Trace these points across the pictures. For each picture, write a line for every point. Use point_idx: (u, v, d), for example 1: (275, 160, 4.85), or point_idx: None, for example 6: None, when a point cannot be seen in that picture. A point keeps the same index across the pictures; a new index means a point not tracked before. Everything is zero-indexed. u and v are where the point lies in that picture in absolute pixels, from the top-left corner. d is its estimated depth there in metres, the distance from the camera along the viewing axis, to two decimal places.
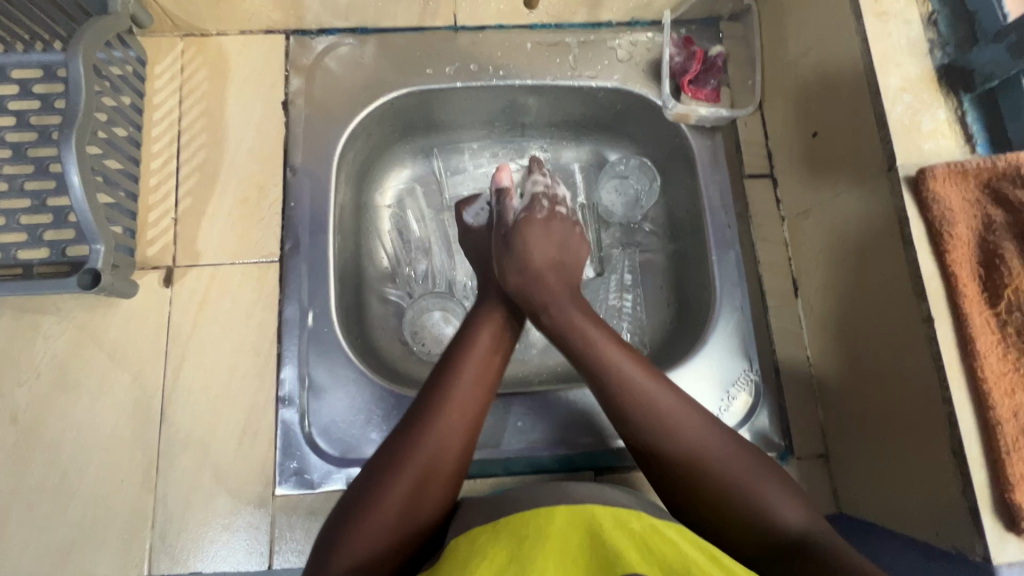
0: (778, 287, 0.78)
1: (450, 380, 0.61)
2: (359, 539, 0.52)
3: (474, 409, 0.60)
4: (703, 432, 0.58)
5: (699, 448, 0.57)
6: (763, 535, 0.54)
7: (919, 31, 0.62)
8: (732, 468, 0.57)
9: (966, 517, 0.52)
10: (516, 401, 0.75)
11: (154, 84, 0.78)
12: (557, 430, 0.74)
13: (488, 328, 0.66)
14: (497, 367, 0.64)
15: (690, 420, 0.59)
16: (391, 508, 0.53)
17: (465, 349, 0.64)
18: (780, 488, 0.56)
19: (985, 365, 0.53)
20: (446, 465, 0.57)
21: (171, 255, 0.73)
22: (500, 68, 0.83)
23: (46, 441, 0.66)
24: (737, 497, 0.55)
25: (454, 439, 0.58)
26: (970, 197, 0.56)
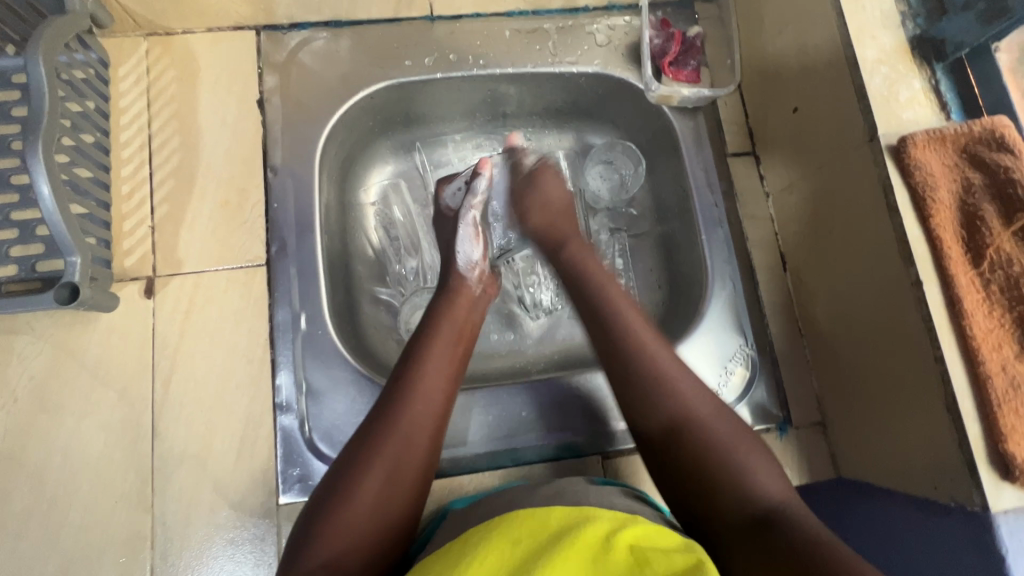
0: (767, 262, 0.80)
1: (416, 369, 0.60)
2: (334, 536, 0.50)
3: (441, 396, 0.60)
4: (710, 411, 0.57)
5: (694, 413, 0.57)
6: (742, 506, 0.51)
7: (890, 5, 0.64)
8: (727, 444, 0.55)
9: (963, 470, 0.55)
10: (515, 391, 0.75)
11: (118, 87, 0.74)
12: (563, 417, 0.75)
13: (448, 320, 0.67)
14: (460, 357, 0.65)
15: (690, 387, 0.58)
16: (365, 501, 0.52)
17: (429, 338, 0.64)
18: (770, 474, 0.54)
19: (973, 323, 0.55)
20: (419, 450, 0.56)
21: (150, 265, 0.70)
22: (480, 57, 0.82)
23: (29, 468, 0.63)
24: (724, 480, 0.53)
25: (425, 427, 0.57)
26: (949, 162, 0.58)
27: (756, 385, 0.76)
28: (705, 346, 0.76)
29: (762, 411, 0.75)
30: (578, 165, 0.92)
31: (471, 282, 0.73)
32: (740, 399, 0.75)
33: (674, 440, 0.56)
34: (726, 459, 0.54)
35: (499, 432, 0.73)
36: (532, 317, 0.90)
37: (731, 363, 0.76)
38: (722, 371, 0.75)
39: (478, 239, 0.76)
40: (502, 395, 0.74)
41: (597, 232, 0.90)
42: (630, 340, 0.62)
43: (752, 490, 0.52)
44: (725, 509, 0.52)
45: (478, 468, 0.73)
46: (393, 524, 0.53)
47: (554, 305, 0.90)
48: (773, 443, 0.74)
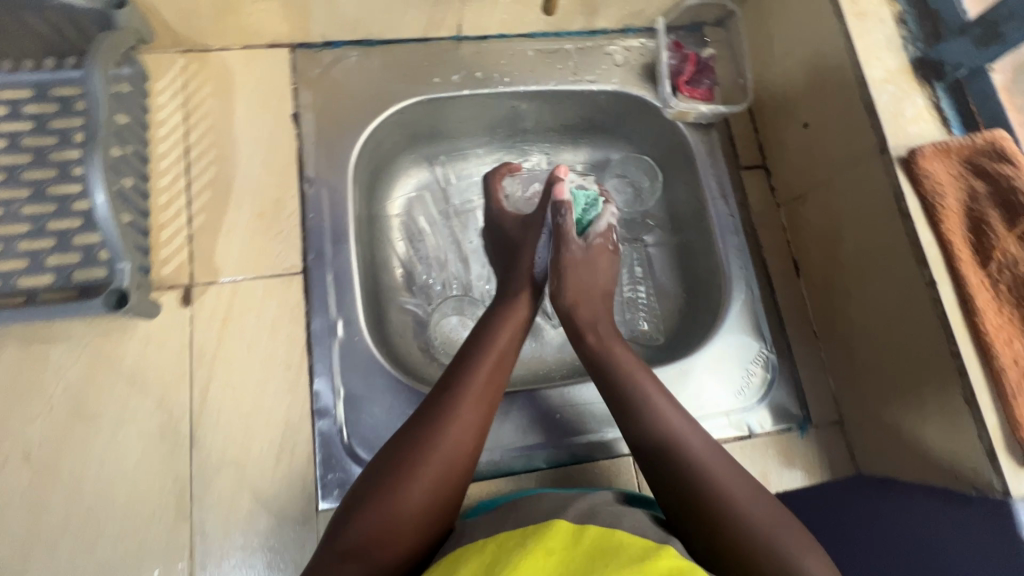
0: (782, 269, 0.84)
1: (468, 377, 0.62)
2: (376, 532, 0.52)
3: (487, 400, 0.62)
4: (750, 502, 0.55)
5: (733, 495, 0.55)
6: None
7: (893, 29, 0.70)
8: (767, 526, 0.53)
9: (984, 458, 0.58)
10: (514, 401, 0.75)
11: (157, 100, 0.76)
12: (584, 421, 0.76)
13: (505, 331, 0.68)
14: (509, 370, 0.66)
15: (728, 471, 0.57)
16: (412, 497, 0.54)
17: (481, 349, 0.65)
18: (811, 551, 0.52)
19: (985, 319, 0.59)
20: (462, 460, 0.58)
21: (187, 273, 0.71)
22: (505, 76, 0.86)
23: (64, 478, 0.62)
24: (767, 559, 0.51)
25: (471, 432, 0.59)
26: (955, 172, 0.63)
27: (776, 386, 0.78)
28: (725, 349, 0.79)
29: (783, 411, 0.78)
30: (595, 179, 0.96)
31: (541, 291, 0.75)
32: (760, 401, 0.77)
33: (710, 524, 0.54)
34: (763, 538, 0.52)
35: (515, 440, 0.74)
36: (552, 325, 0.92)
37: (752, 364, 0.79)
38: (744, 373, 0.78)
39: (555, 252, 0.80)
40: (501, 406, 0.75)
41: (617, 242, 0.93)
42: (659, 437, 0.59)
43: (796, 571, 0.50)
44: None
45: (512, 471, 0.73)
46: (433, 524, 0.55)
47: None
48: (795, 442, 0.77)
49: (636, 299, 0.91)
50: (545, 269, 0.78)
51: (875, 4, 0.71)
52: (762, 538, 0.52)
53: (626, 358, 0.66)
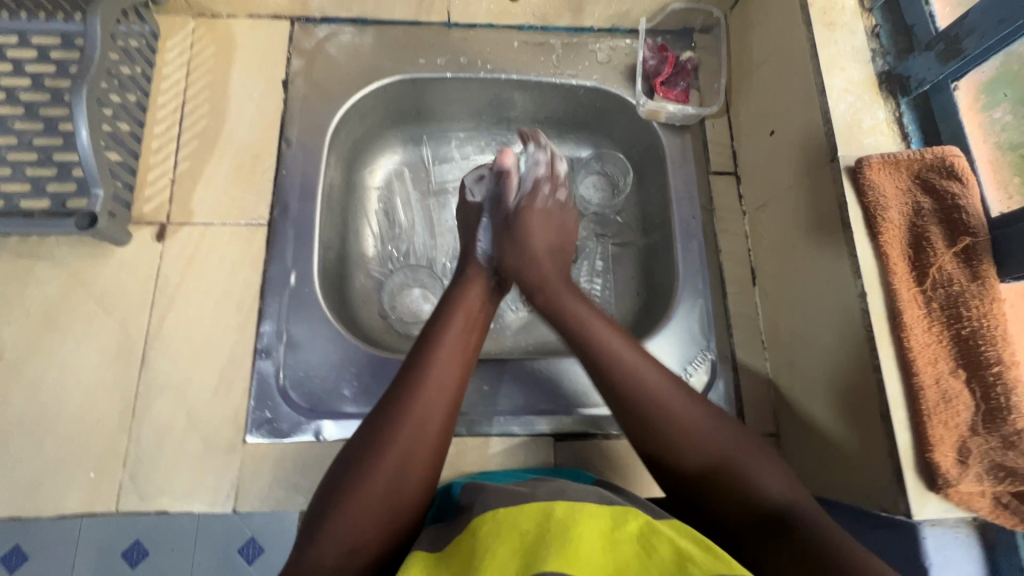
0: (739, 276, 0.83)
1: (430, 356, 0.63)
2: (346, 530, 0.52)
3: (452, 384, 0.62)
4: (700, 421, 0.59)
5: (695, 424, 0.59)
6: (746, 502, 0.55)
7: (862, 41, 0.69)
8: (733, 450, 0.58)
9: (891, 477, 0.56)
10: (493, 369, 0.78)
11: (164, 57, 0.84)
12: (577, 396, 0.77)
13: (462, 310, 0.69)
14: (473, 343, 0.68)
15: (694, 408, 0.60)
16: (378, 489, 0.54)
17: (440, 328, 0.67)
18: (773, 470, 0.57)
19: (912, 336, 0.57)
20: (431, 433, 0.59)
21: (165, 213, 0.77)
22: (488, 63, 0.90)
23: (29, 378, 0.69)
24: (736, 480, 0.56)
25: (437, 408, 0.60)
26: (902, 186, 0.62)
27: (714, 390, 0.78)
28: (664, 348, 0.79)
29: None
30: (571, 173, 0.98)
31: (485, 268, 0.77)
32: None
33: (687, 456, 0.58)
34: (729, 463, 0.57)
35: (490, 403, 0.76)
36: (513, 310, 0.93)
37: (691, 365, 0.79)
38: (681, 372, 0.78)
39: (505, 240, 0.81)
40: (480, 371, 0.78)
41: (584, 236, 0.95)
42: (622, 372, 0.62)
43: (755, 482, 0.56)
44: (732, 505, 0.56)
45: None
46: (405, 515, 0.55)
47: None
48: None
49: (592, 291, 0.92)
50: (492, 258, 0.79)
51: (848, 15, 0.70)
52: (720, 454, 0.57)
53: (586, 313, 0.68)
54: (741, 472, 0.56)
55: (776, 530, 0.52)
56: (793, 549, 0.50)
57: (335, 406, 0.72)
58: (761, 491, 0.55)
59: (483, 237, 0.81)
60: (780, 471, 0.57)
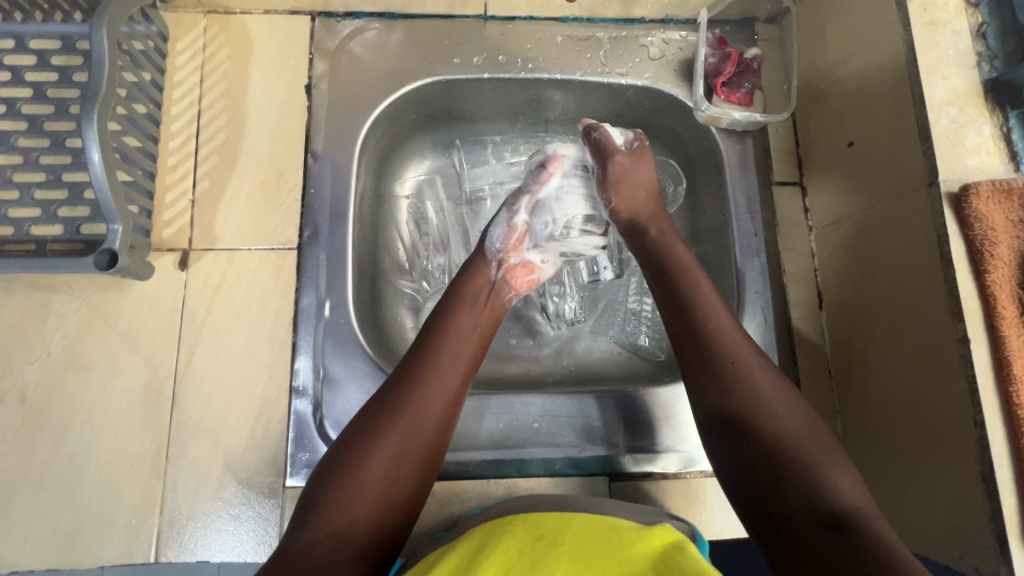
0: (803, 298, 0.77)
1: (432, 347, 0.60)
2: (339, 510, 0.50)
3: (455, 376, 0.59)
4: (785, 411, 0.55)
5: (773, 410, 0.55)
6: (813, 503, 0.49)
7: (967, 43, 0.61)
8: (804, 441, 0.53)
9: (993, 544, 0.52)
10: (565, 400, 0.72)
11: (175, 61, 0.76)
12: (633, 432, 0.72)
13: (469, 297, 0.66)
14: (481, 337, 0.64)
15: (777, 396, 0.56)
16: (377, 472, 0.52)
17: (447, 316, 0.63)
18: (846, 473, 0.51)
19: (1022, 391, 0.51)
20: (428, 427, 0.55)
21: (187, 237, 0.72)
22: (528, 61, 0.81)
23: (55, 422, 0.65)
24: (796, 468, 0.51)
25: (439, 403, 0.57)
26: (1014, 216, 0.55)
27: None
28: None
29: None
30: None
31: (493, 267, 0.69)
32: None
33: (747, 435, 0.54)
34: (794, 450, 0.52)
35: (563, 439, 0.71)
36: (552, 327, 0.87)
37: None
38: None
39: (512, 233, 0.71)
40: (553, 402, 0.72)
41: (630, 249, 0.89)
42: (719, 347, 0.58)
43: (824, 484, 0.50)
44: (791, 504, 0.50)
45: (485, 475, 0.71)
46: (401, 499, 0.53)
47: (576, 318, 0.87)
48: None
49: (641, 311, 0.87)
50: (495, 246, 0.71)
51: (951, 12, 0.61)
52: (788, 440, 0.53)
53: (708, 295, 0.63)
54: (808, 463, 0.51)
55: (832, 538, 0.47)
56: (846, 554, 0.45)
57: None
58: (825, 491, 0.49)
59: (494, 220, 0.72)
60: (857, 480, 0.51)
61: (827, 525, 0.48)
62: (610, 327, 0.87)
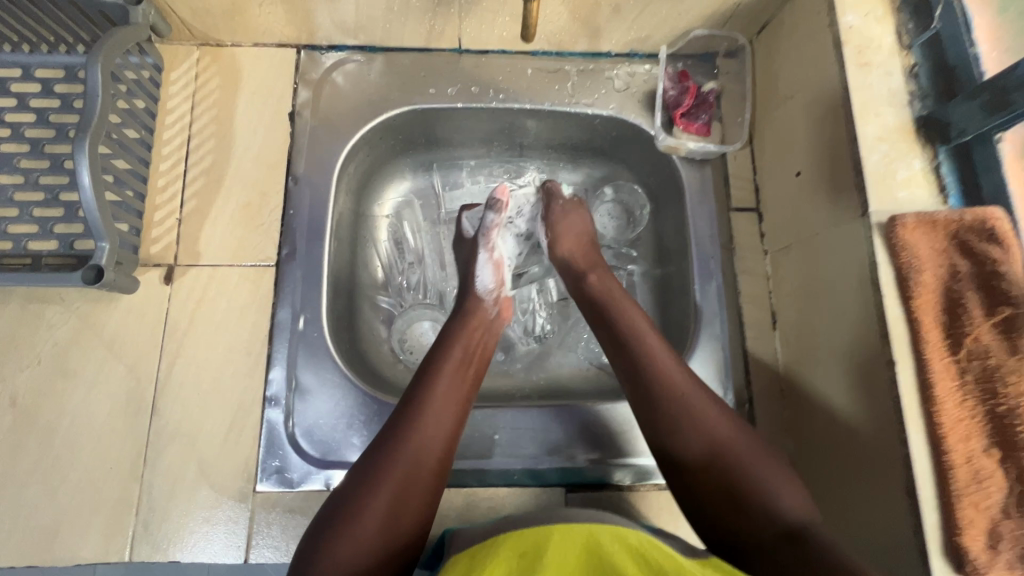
0: (758, 319, 0.80)
1: (426, 389, 0.62)
2: (346, 551, 0.52)
3: (450, 415, 0.61)
4: (720, 425, 0.60)
5: (718, 439, 0.59)
6: (771, 522, 0.54)
7: (900, 83, 0.65)
8: (750, 459, 0.58)
9: (916, 556, 0.55)
10: (530, 415, 0.76)
11: (169, 89, 0.82)
12: (596, 446, 0.75)
13: (461, 340, 0.68)
14: (472, 377, 0.66)
15: (718, 418, 0.60)
16: (379, 514, 0.54)
17: (440, 358, 0.66)
18: (792, 489, 0.56)
19: (942, 411, 0.55)
20: (428, 464, 0.58)
21: (173, 254, 0.76)
22: (500, 92, 0.86)
23: (41, 426, 0.69)
24: (749, 486, 0.56)
25: (436, 441, 0.59)
26: (938, 247, 0.58)
27: None
28: None
29: None
30: (585, 203, 0.94)
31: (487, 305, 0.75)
32: None
33: (701, 460, 0.58)
34: (750, 475, 0.57)
35: (527, 449, 0.75)
36: (523, 342, 0.91)
37: None
38: None
39: (495, 270, 0.80)
40: (519, 416, 0.76)
41: None
42: (661, 382, 0.62)
43: (777, 504, 0.55)
44: (753, 524, 0.55)
45: (445, 485, 0.73)
46: (402, 540, 0.55)
47: (546, 333, 0.92)
48: None
49: None
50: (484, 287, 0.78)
51: (885, 53, 0.66)
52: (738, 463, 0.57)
53: (653, 341, 0.65)
54: (760, 483, 0.56)
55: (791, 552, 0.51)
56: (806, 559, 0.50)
57: (344, 455, 0.71)
58: (777, 508, 0.55)
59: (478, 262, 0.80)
60: (802, 496, 0.56)
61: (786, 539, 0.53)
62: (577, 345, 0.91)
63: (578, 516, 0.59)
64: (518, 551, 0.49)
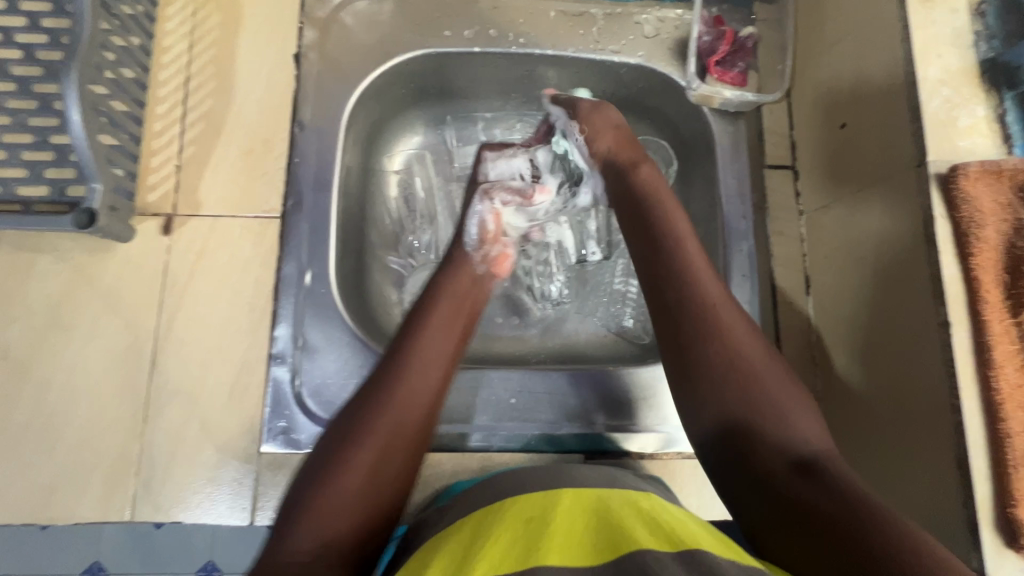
0: (790, 284, 0.76)
1: (409, 348, 0.57)
2: (325, 511, 0.48)
3: (436, 376, 0.56)
4: (755, 351, 0.53)
5: (751, 366, 0.52)
6: (783, 451, 0.49)
7: (965, 21, 0.59)
8: (777, 394, 0.51)
9: (964, 530, 0.51)
10: (543, 378, 0.72)
11: (165, 26, 0.76)
12: (614, 411, 0.72)
13: (446, 295, 0.63)
14: (457, 336, 0.60)
15: (754, 345, 0.54)
16: (362, 471, 0.50)
17: (424, 314, 0.60)
18: (810, 419, 0.51)
19: (1001, 377, 0.51)
20: (412, 425, 0.53)
21: (171, 203, 0.72)
22: (521, 36, 0.80)
23: (36, 381, 0.66)
24: (770, 421, 0.50)
25: (421, 403, 0.55)
26: (1002, 199, 0.53)
27: None
28: None
29: None
30: None
31: (474, 260, 0.67)
32: None
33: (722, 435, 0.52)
34: (769, 400, 0.51)
35: (547, 415, 0.71)
36: (539, 307, 0.85)
37: None
38: None
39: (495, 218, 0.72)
40: (531, 378, 0.72)
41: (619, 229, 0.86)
42: (707, 309, 0.55)
43: (792, 436, 0.50)
44: (765, 455, 0.49)
45: (458, 448, 0.71)
46: (386, 500, 0.50)
47: (563, 298, 0.85)
48: None
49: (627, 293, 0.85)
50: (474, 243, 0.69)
51: None
52: (757, 406, 0.51)
53: (682, 228, 0.60)
54: (775, 418, 0.51)
55: (802, 488, 0.46)
56: (839, 502, 0.43)
57: None
58: (793, 442, 0.49)
59: (469, 213, 0.71)
60: (820, 424, 0.52)
61: (799, 471, 0.47)
62: (596, 310, 0.85)
63: (583, 471, 0.54)
64: (522, 517, 0.46)
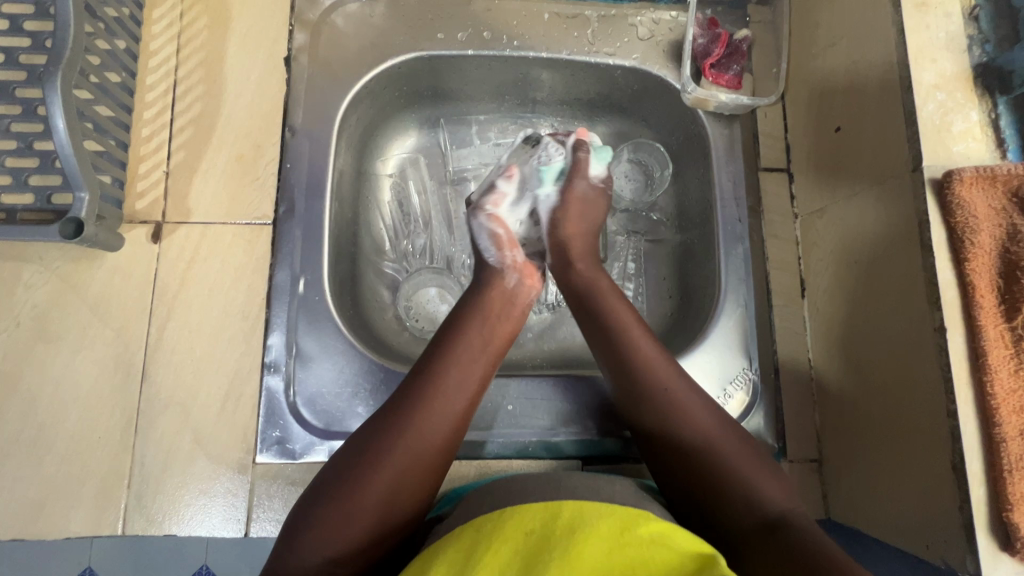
0: (785, 286, 0.77)
1: (439, 368, 0.57)
2: (338, 522, 0.48)
3: (465, 402, 0.57)
4: (699, 416, 0.58)
5: (710, 436, 0.57)
6: (750, 510, 0.52)
7: (959, 25, 0.59)
8: (737, 461, 0.55)
9: (961, 534, 0.52)
10: (540, 384, 0.72)
11: (151, 29, 0.75)
12: (612, 418, 0.71)
13: (479, 316, 0.63)
14: (487, 361, 0.60)
15: (706, 416, 0.58)
16: (377, 488, 0.50)
17: (455, 334, 0.60)
18: (775, 483, 0.54)
19: (996, 381, 0.51)
20: (435, 448, 0.53)
21: (160, 210, 0.71)
22: (514, 38, 0.79)
23: (23, 394, 0.65)
24: (733, 490, 0.53)
25: (446, 427, 0.55)
26: (995, 205, 0.54)
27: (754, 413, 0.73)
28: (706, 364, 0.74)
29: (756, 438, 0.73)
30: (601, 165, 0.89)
31: (506, 273, 0.67)
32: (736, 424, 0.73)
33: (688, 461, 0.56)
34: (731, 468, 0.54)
35: (545, 423, 0.71)
36: (534, 311, 0.84)
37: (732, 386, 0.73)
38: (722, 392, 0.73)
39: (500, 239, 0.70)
40: (527, 386, 0.72)
41: (614, 233, 0.86)
42: (649, 380, 0.60)
43: (756, 494, 0.53)
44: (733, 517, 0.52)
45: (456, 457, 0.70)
46: (398, 519, 0.51)
47: (558, 302, 0.85)
48: None
49: None
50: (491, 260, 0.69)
51: None
52: (720, 458, 0.55)
53: (629, 319, 0.64)
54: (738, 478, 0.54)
55: (773, 544, 0.49)
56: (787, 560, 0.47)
57: (348, 426, 0.67)
58: (757, 498, 0.52)
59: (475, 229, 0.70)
60: (778, 480, 0.54)
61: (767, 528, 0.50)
62: None
63: (576, 480, 0.53)
64: (523, 530, 0.45)
